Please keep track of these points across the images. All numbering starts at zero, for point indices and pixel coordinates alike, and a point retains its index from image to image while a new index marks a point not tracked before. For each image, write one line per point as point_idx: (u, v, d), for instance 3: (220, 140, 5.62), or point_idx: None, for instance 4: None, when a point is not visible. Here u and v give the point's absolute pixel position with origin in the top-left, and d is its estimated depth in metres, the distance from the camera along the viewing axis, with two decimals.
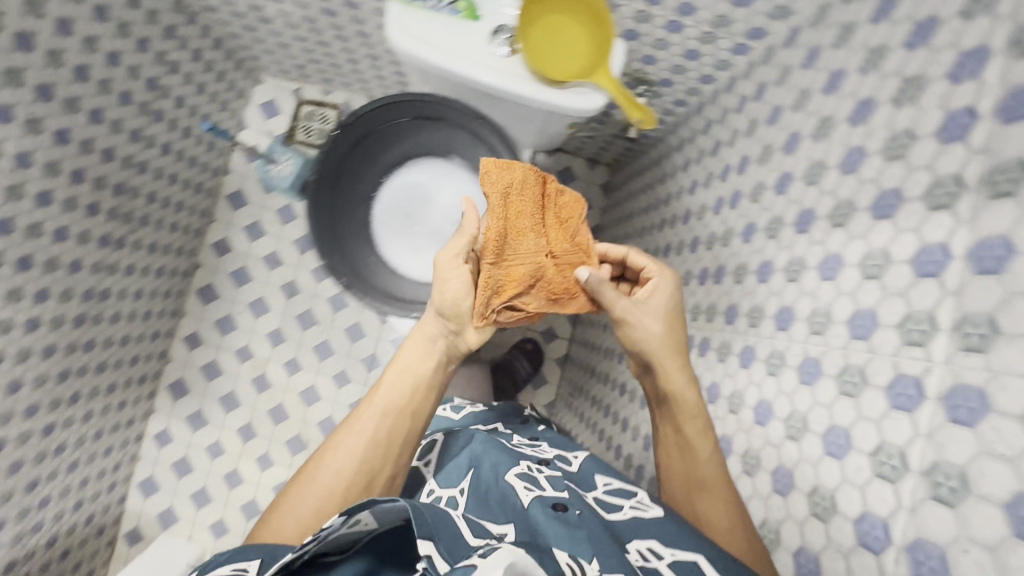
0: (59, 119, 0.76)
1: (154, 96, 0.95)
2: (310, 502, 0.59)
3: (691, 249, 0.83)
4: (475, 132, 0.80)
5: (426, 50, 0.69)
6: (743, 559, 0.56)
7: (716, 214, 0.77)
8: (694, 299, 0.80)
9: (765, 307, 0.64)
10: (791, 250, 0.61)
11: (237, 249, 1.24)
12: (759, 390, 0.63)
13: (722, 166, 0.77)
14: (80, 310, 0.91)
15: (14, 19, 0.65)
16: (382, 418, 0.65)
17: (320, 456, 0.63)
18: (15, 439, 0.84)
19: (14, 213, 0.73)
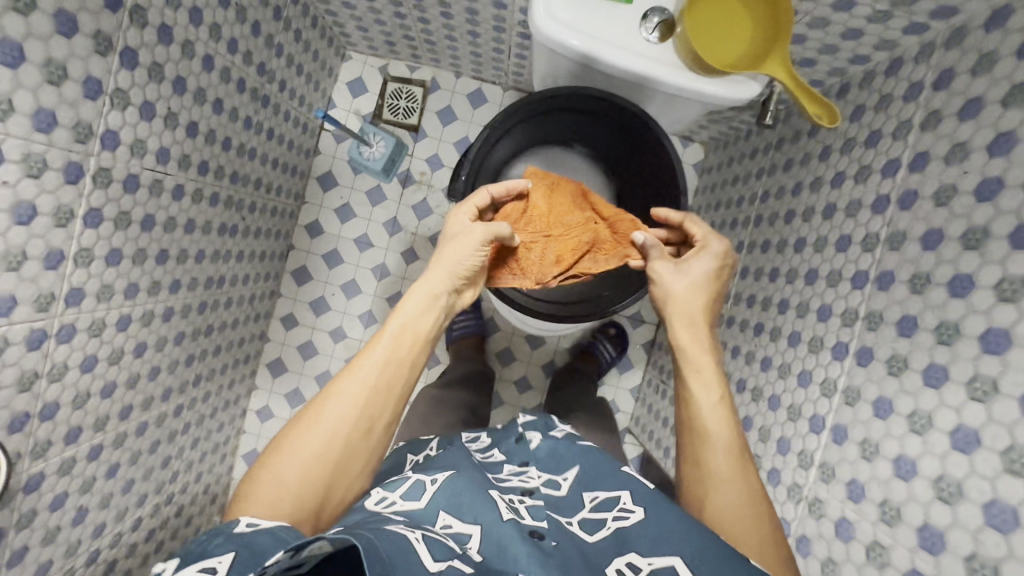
0: (190, 111, 0.75)
1: (263, 81, 0.93)
2: (305, 456, 0.57)
3: (837, 247, 0.73)
4: (617, 123, 0.84)
5: (575, 37, 0.64)
6: (749, 515, 0.59)
7: (875, 212, 0.68)
8: (845, 303, 0.69)
9: (963, 325, 0.53)
10: (1004, 265, 0.50)
11: (329, 231, 1.25)
12: (956, 414, 0.52)
13: (880, 159, 0.68)
14: (202, 297, 0.94)
15: (155, 12, 0.63)
16: (381, 374, 0.62)
17: (311, 408, 0.60)
18: (155, 421, 0.89)
19: (154, 208, 0.73)
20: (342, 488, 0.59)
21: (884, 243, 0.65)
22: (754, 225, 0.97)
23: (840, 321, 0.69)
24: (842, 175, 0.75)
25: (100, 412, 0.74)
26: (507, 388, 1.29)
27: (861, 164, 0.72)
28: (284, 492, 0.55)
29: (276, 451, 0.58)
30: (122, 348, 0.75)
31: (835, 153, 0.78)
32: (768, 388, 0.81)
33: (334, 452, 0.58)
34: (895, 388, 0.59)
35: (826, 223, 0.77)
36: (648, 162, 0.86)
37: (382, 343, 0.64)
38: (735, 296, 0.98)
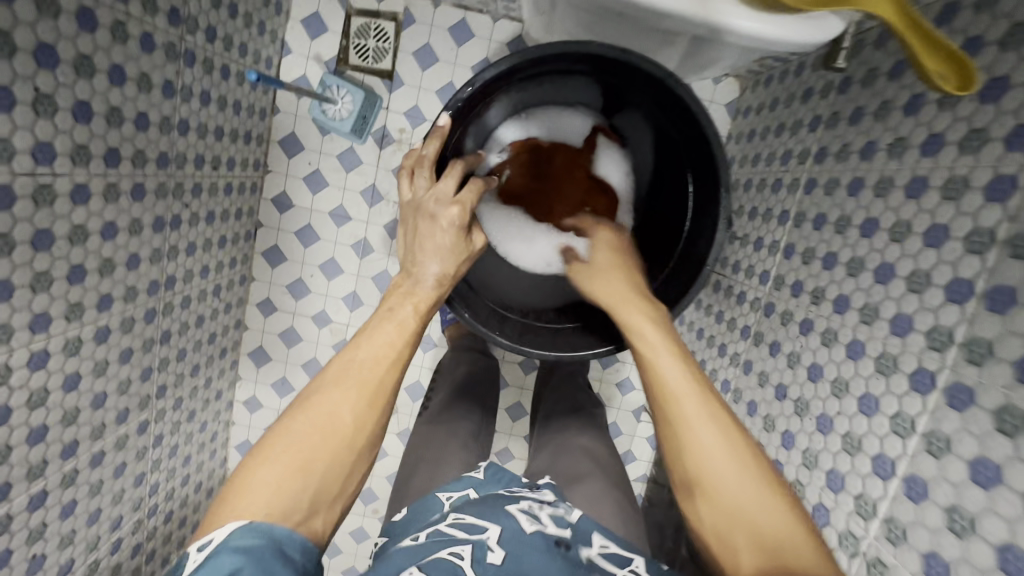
0: (73, 89, 0.57)
1: (182, 32, 0.72)
2: (296, 463, 0.42)
3: (926, 241, 0.56)
4: (632, 78, 0.64)
5: None
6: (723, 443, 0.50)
7: (990, 199, 0.50)
8: (933, 318, 0.53)
9: None
10: None
11: (301, 204, 1.09)
12: None
13: (1007, 124, 0.49)
14: (150, 305, 0.80)
15: None
16: (399, 361, 0.47)
17: (309, 393, 0.45)
18: (114, 446, 0.79)
19: (48, 220, 0.58)
20: (345, 498, 0.45)
21: (1003, 245, 0.47)
22: (805, 191, 0.78)
23: (924, 341, 0.54)
24: (940, 139, 0.56)
25: (31, 459, 0.64)
26: (512, 371, 1.17)
27: (971, 126, 0.53)
28: (272, 504, 0.40)
29: (256, 451, 0.43)
30: (42, 389, 0.63)
31: (930, 107, 0.58)
32: (816, 403, 0.67)
33: (342, 459, 0.44)
34: (1007, 453, 0.44)
35: (910, 204, 0.58)
36: (676, 127, 0.67)
37: (393, 319, 0.48)
38: (776, 279, 0.81)
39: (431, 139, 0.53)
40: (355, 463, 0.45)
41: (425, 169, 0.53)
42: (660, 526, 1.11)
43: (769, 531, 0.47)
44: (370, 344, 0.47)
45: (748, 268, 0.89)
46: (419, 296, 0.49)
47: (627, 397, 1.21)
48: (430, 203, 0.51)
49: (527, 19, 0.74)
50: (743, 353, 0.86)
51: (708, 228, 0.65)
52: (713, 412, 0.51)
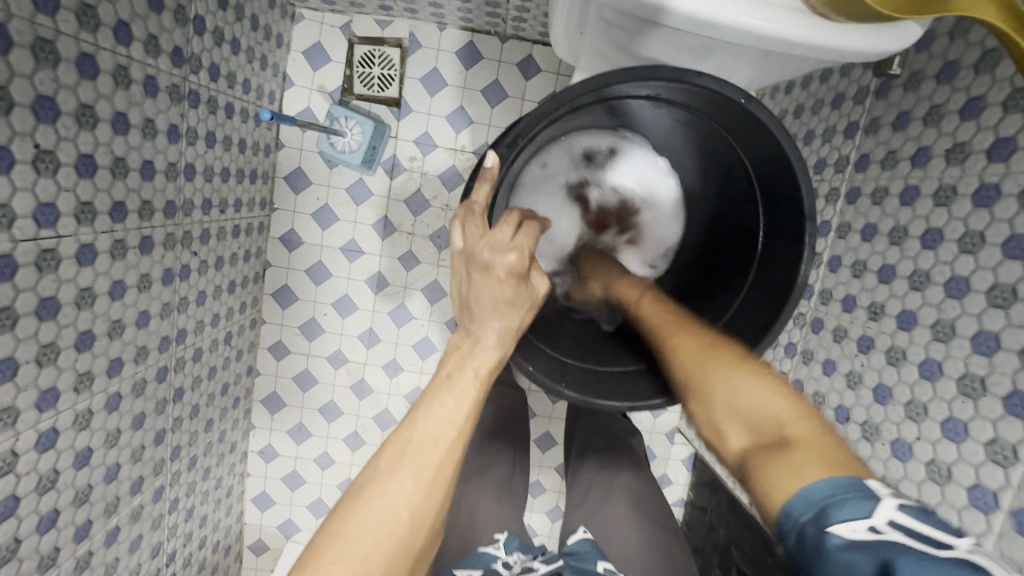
0: (77, 141, 0.53)
1: (185, 73, 0.68)
2: None
3: (1006, 252, 0.52)
4: (689, 99, 0.59)
5: None
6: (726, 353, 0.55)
7: None
8: None
9: None
10: None
11: (310, 240, 1.04)
12: None
13: None
14: (161, 363, 0.74)
15: None
16: (463, 439, 0.42)
17: (364, 490, 0.40)
18: (129, 519, 0.73)
19: (53, 285, 0.53)
20: None
21: None
22: (847, 201, 0.74)
23: (1018, 360, 0.50)
24: (1011, 143, 0.53)
25: (42, 550, 0.58)
26: (538, 400, 1.12)
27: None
28: None
29: (306, 560, 0.38)
30: (52, 470, 0.57)
31: (994, 110, 0.55)
32: (888, 428, 0.63)
33: (403, 562, 0.39)
34: None
35: (980, 213, 0.55)
36: (735, 145, 0.62)
37: (452, 389, 0.43)
38: (822, 294, 0.77)
39: (481, 183, 0.50)
40: (413, 560, 0.40)
41: (477, 218, 0.49)
42: (705, 556, 1.05)
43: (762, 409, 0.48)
44: (433, 425, 0.42)
45: None
46: (479, 358, 0.45)
47: (659, 419, 1.16)
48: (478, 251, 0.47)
49: (552, 36, 0.69)
50: (791, 372, 0.82)
51: (786, 260, 0.58)
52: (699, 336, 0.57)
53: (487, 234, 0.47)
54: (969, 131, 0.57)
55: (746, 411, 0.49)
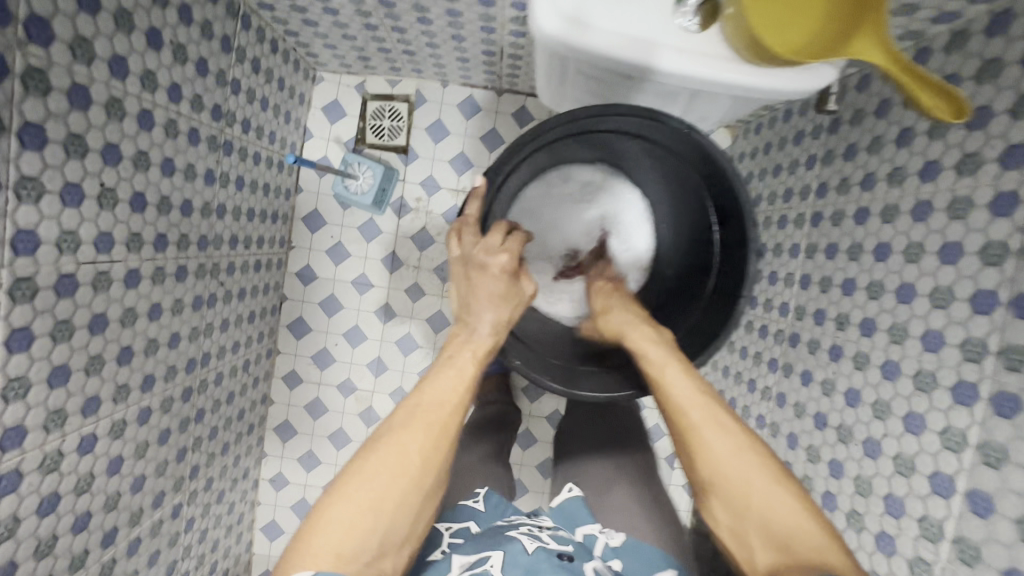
0: (132, 181, 0.62)
1: (221, 126, 0.79)
2: (372, 499, 0.46)
3: (938, 259, 0.59)
4: (648, 134, 0.68)
5: (589, 37, 0.55)
6: (750, 454, 0.56)
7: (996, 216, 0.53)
8: (963, 332, 0.55)
9: None
10: None
11: (324, 275, 1.12)
12: None
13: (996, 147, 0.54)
14: (186, 383, 0.81)
15: (60, 71, 0.51)
16: (464, 401, 0.52)
17: (379, 438, 0.49)
18: (150, 531, 0.78)
19: (104, 303, 0.61)
20: (414, 536, 0.49)
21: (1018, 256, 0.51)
22: (812, 225, 0.82)
23: (959, 354, 0.55)
24: (936, 165, 0.60)
25: (73, 550, 0.63)
26: (539, 426, 1.16)
27: (965, 151, 0.57)
28: (345, 538, 0.45)
29: (334, 488, 0.48)
30: (89, 474, 0.63)
31: (920, 138, 0.63)
32: (859, 428, 0.67)
33: (413, 499, 0.48)
34: None
35: (918, 226, 0.62)
36: (690, 173, 0.70)
37: (454, 365, 0.54)
38: (797, 310, 0.83)
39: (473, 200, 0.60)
40: (421, 505, 0.49)
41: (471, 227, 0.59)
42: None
43: (779, 521, 0.53)
44: (439, 389, 0.52)
45: (766, 301, 0.91)
46: (476, 342, 0.55)
47: (657, 443, 1.20)
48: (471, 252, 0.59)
49: (537, 88, 0.79)
50: (774, 385, 0.86)
51: (737, 269, 0.66)
52: (735, 437, 0.56)
53: (481, 241, 0.58)
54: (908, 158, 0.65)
55: (778, 528, 0.53)
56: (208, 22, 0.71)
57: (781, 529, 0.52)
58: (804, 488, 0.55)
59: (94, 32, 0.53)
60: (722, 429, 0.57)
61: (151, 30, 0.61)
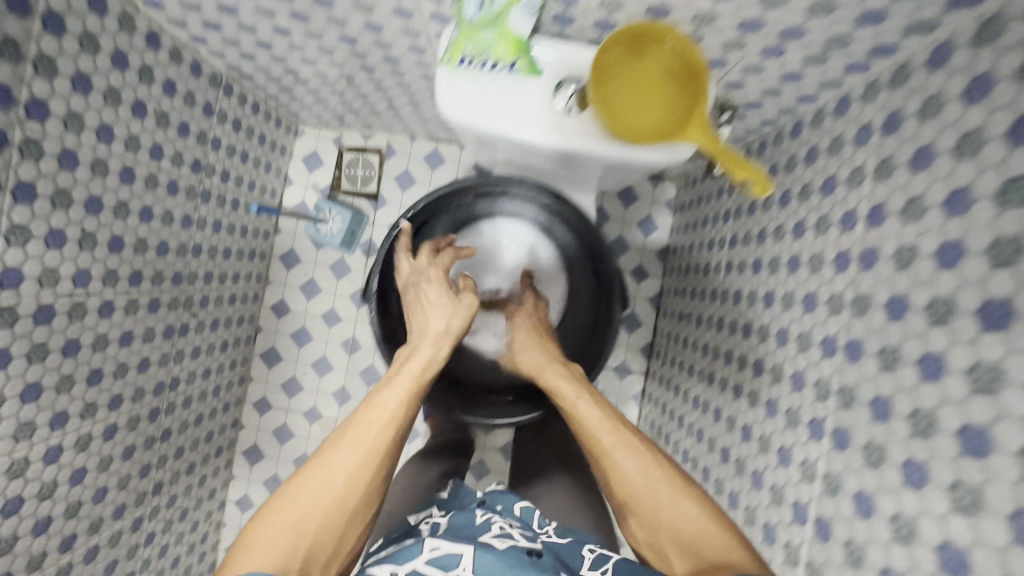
0: (110, 227, 0.74)
1: (200, 177, 0.91)
2: (308, 506, 0.52)
3: (804, 307, 0.67)
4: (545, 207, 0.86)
5: (478, 121, 0.64)
6: (655, 469, 0.62)
7: (839, 271, 0.62)
8: (817, 374, 0.62)
9: (938, 418, 0.46)
10: (974, 349, 0.43)
11: (296, 308, 1.22)
12: (940, 523, 0.45)
13: (839, 211, 0.63)
14: (153, 404, 0.90)
15: (52, 140, 0.62)
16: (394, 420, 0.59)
17: (311, 464, 0.56)
18: (108, 542, 0.86)
19: (78, 331, 0.71)
20: (346, 548, 0.54)
21: (850, 306, 0.58)
22: (726, 272, 0.90)
23: (813, 393, 0.62)
24: (809, 222, 0.69)
25: (32, 550, 0.71)
26: (492, 456, 1.22)
27: (822, 214, 0.66)
28: (275, 550, 0.49)
29: (274, 501, 0.53)
30: (52, 481, 0.72)
31: (797, 199, 0.72)
32: (751, 462, 0.73)
33: (345, 507, 0.54)
34: (875, 483, 0.52)
35: (791, 277, 0.70)
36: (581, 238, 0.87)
37: (391, 386, 0.62)
38: (714, 351, 0.90)
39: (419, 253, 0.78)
40: (351, 515, 0.54)
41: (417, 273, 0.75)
42: None
43: (685, 531, 0.57)
44: (370, 412, 0.59)
45: (695, 342, 0.98)
46: (413, 365, 0.65)
47: None
48: (412, 289, 0.76)
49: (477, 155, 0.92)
50: (699, 422, 0.92)
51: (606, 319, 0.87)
52: (636, 452, 0.63)
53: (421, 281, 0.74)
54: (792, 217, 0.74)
55: (687, 536, 0.57)
56: (191, 92, 0.84)
57: (688, 536, 0.57)
58: (708, 498, 0.60)
59: (85, 108, 0.65)
60: (631, 449, 0.64)
61: (136, 101, 0.73)
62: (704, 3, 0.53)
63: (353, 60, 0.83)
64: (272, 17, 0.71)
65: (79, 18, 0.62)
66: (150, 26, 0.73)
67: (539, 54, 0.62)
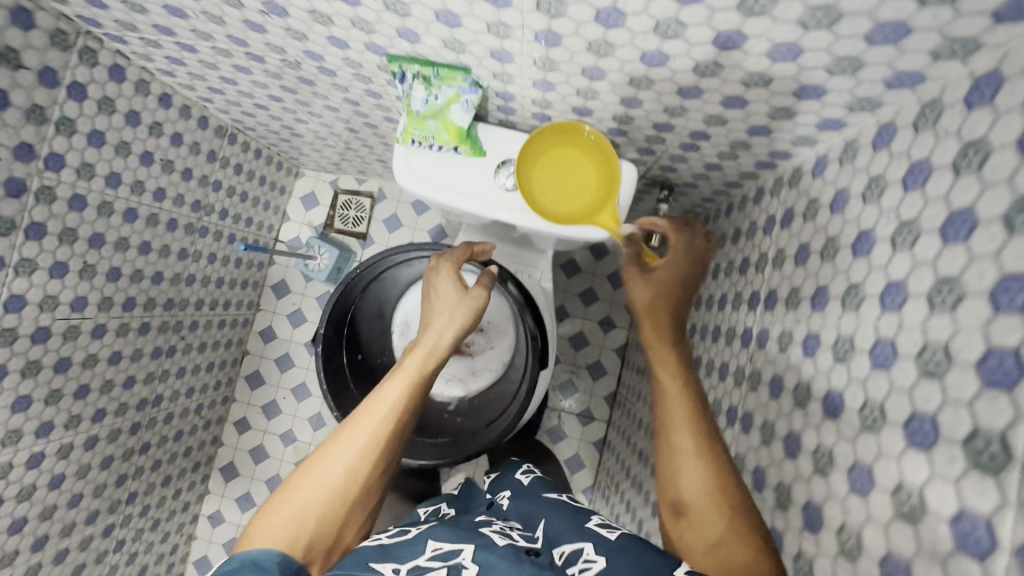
0: (110, 260, 0.84)
1: (199, 216, 1.04)
2: (311, 494, 0.56)
3: (735, 306, 0.74)
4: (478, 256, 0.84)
5: (429, 186, 0.74)
6: (707, 470, 0.57)
7: (755, 272, 0.70)
8: (738, 362, 0.69)
9: (811, 387, 0.52)
10: (838, 326, 0.49)
11: (282, 335, 1.32)
12: (807, 486, 0.51)
13: (750, 223, 0.74)
14: (135, 419, 0.97)
15: (65, 188, 0.73)
16: (395, 414, 0.61)
17: (315, 456, 0.59)
18: (77, 545, 0.90)
19: (71, 350, 0.80)
20: (345, 534, 0.57)
21: (761, 302, 0.66)
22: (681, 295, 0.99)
23: (734, 379, 0.69)
24: (738, 233, 0.77)
25: (5, 547, 0.76)
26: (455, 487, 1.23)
27: (737, 227, 0.78)
28: (277, 537, 0.53)
29: (284, 489, 0.57)
30: (32, 484, 0.78)
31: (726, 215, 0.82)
32: None
33: (343, 496, 0.57)
34: (768, 458, 0.58)
35: (724, 282, 0.79)
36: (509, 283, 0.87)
37: (398, 380, 0.63)
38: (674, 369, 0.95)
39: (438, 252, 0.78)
40: (350, 504, 0.57)
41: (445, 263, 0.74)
42: None
43: (726, 549, 0.53)
44: (371, 407, 0.61)
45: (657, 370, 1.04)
46: (424, 356, 0.66)
47: None
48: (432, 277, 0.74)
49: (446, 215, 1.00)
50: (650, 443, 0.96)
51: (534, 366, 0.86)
52: (705, 447, 0.58)
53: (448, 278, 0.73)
54: (723, 233, 0.83)
55: (724, 554, 0.53)
56: (197, 143, 0.98)
57: (726, 555, 0.52)
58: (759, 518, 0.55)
59: (97, 158, 0.77)
60: (693, 448, 0.58)
61: (144, 153, 0.85)
62: (618, 107, 0.63)
63: (342, 125, 1.00)
64: (264, 92, 0.87)
65: (99, 86, 0.74)
66: (163, 89, 0.87)
67: (483, 138, 0.75)
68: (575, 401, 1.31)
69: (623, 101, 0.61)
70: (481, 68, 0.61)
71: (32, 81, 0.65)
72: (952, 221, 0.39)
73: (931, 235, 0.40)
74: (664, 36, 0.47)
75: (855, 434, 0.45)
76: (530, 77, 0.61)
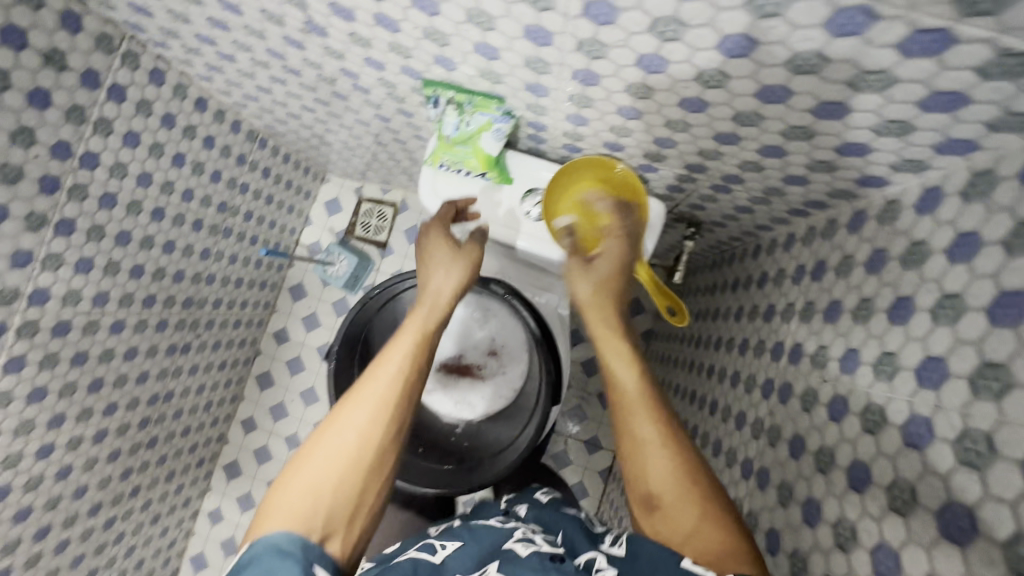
0: (135, 257, 0.85)
1: (224, 217, 1.04)
2: (327, 464, 0.50)
3: (757, 353, 0.72)
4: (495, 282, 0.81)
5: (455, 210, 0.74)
6: (680, 451, 0.53)
7: (779, 323, 0.67)
8: (757, 412, 0.67)
9: (836, 454, 0.49)
10: (869, 393, 0.47)
11: (295, 337, 1.32)
12: (825, 560, 0.48)
13: (778, 269, 0.72)
14: (145, 414, 0.98)
15: (97, 185, 0.74)
16: (406, 375, 0.56)
17: (327, 421, 0.53)
18: (77, 537, 0.90)
19: (88, 344, 0.81)
20: (369, 505, 0.51)
21: (786, 354, 0.64)
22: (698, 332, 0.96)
23: (751, 431, 0.67)
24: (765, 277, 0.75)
25: (9, 536, 0.77)
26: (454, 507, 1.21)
27: (763, 272, 0.76)
28: (292, 515, 0.47)
29: (296, 458, 0.51)
30: (39, 475, 0.79)
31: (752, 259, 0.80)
32: None
33: (361, 463, 0.51)
34: (784, 520, 0.55)
35: (746, 327, 0.77)
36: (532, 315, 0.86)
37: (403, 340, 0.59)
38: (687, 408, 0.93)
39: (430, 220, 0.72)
40: (370, 474, 0.51)
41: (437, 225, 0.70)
42: None
43: (708, 536, 0.48)
44: (379, 366, 0.56)
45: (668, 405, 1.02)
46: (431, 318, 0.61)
47: None
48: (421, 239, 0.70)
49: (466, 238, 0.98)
50: None
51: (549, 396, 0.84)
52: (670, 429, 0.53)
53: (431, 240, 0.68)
54: (749, 277, 0.81)
55: (704, 539, 0.48)
56: (228, 146, 0.99)
57: (709, 540, 0.47)
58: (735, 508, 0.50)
59: (130, 159, 0.78)
60: (664, 429, 0.53)
61: (177, 154, 0.87)
62: (651, 145, 0.62)
63: (371, 137, 1.00)
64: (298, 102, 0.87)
65: (138, 89, 0.76)
66: (200, 93, 0.88)
67: (511, 166, 0.74)
68: (582, 427, 1.29)
69: (656, 140, 0.60)
70: (515, 98, 0.61)
71: (75, 82, 0.66)
72: (1001, 303, 0.37)
73: (977, 314, 0.38)
74: (707, 84, 0.46)
75: (882, 513, 0.43)
76: (564, 111, 0.60)
